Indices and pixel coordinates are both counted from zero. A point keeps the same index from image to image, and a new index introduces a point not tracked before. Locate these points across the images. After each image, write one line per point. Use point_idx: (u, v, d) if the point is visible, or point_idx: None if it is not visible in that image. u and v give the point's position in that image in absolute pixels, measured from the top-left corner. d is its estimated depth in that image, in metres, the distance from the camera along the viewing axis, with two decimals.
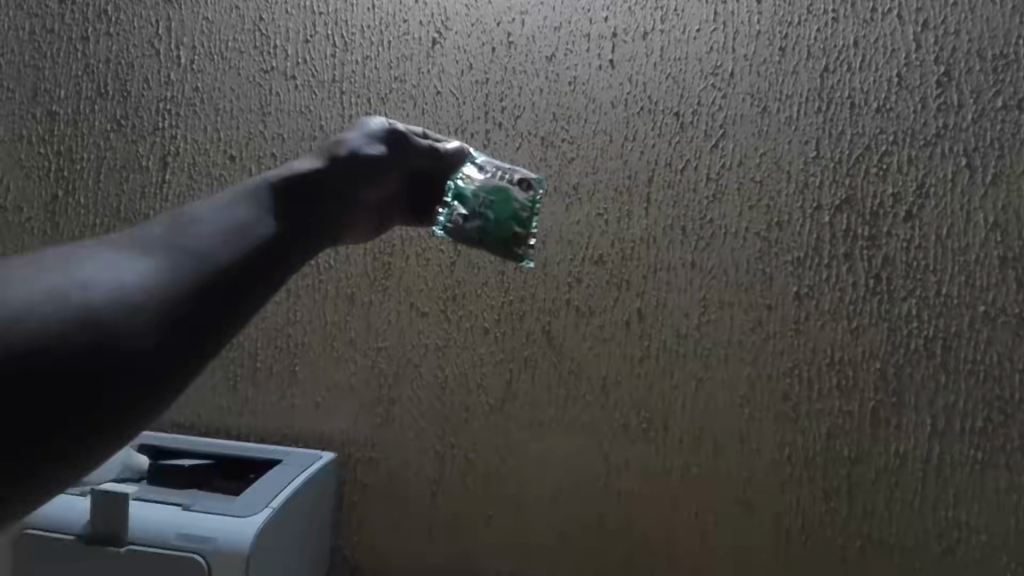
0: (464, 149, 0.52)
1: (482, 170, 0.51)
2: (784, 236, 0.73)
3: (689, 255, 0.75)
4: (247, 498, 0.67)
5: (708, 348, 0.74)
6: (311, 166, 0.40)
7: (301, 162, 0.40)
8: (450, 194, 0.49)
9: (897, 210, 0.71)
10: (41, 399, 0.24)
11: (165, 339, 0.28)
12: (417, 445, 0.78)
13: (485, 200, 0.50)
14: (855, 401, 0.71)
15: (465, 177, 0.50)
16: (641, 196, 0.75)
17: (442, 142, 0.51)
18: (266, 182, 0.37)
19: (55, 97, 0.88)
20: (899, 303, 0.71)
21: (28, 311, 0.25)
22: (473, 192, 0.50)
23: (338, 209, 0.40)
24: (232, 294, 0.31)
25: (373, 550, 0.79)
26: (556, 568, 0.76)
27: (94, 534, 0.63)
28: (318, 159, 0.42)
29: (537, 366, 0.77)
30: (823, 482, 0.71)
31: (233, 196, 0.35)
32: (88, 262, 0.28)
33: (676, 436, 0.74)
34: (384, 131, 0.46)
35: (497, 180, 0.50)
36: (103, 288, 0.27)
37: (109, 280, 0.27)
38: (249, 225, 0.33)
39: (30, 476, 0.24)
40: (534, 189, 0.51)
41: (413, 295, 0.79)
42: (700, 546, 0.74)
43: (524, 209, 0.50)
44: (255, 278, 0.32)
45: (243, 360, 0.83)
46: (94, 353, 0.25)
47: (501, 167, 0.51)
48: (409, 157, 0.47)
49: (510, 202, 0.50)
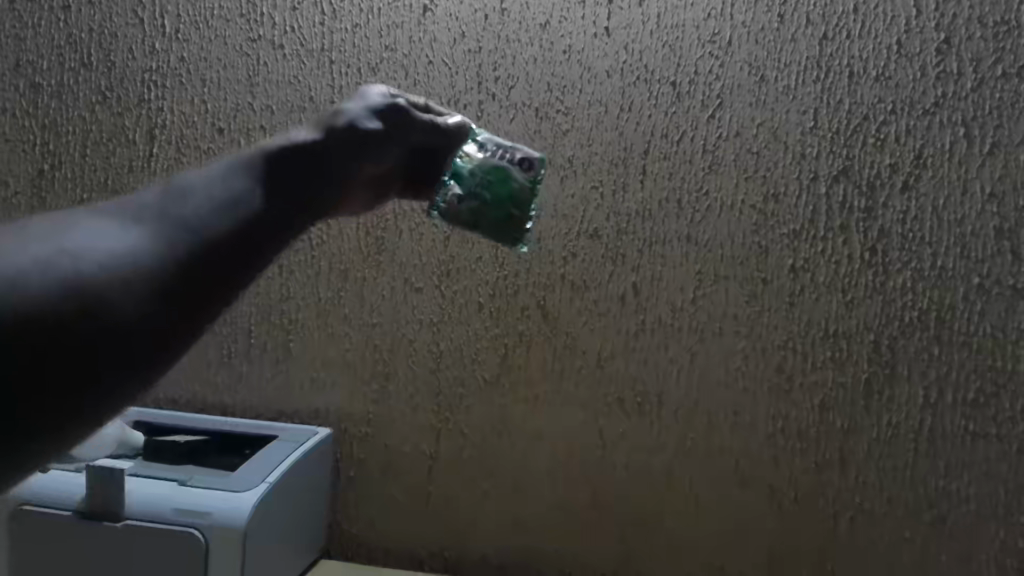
0: (467, 123, 0.51)
1: (481, 147, 0.49)
2: (781, 208, 0.72)
3: (685, 228, 0.74)
4: (243, 473, 0.67)
5: (703, 320, 0.74)
6: (305, 136, 0.39)
7: (298, 136, 0.39)
8: (449, 173, 0.49)
9: (894, 180, 0.70)
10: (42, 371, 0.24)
11: (162, 310, 0.27)
12: (413, 420, 0.78)
13: (485, 180, 0.49)
14: (849, 372, 0.71)
15: (465, 156, 0.49)
16: (638, 168, 0.74)
17: (445, 117, 0.50)
18: (255, 156, 0.35)
19: (38, 69, 0.86)
20: (895, 275, 0.70)
21: (21, 280, 0.24)
22: (473, 172, 0.49)
23: (331, 181, 0.39)
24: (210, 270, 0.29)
25: (370, 524, 0.79)
26: (552, 541, 0.77)
27: (92, 511, 0.64)
28: (313, 130, 0.40)
29: (533, 340, 0.76)
30: (816, 453, 0.72)
31: (221, 170, 0.34)
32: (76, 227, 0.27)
33: (670, 410, 0.74)
34: (386, 103, 0.44)
35: (502, 162, 0.49)
36: (96, 259, 0.27)
37: (99, 250, 0.27)
38: (234, 197, 0.32)
39: (36, 450, 0.25)
40: (536, 168, 0.50)
41: (407, 270, 0.78)
42: (694, 518, 0.74)
43: (524, 190, 0.49)
44: (249, 253, 0.31)
45: (236, 337, 0.82)
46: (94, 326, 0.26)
47: (502, 146, 0.50)
48: (409, 131, 0.46)
49: (510, 183, 0.49)
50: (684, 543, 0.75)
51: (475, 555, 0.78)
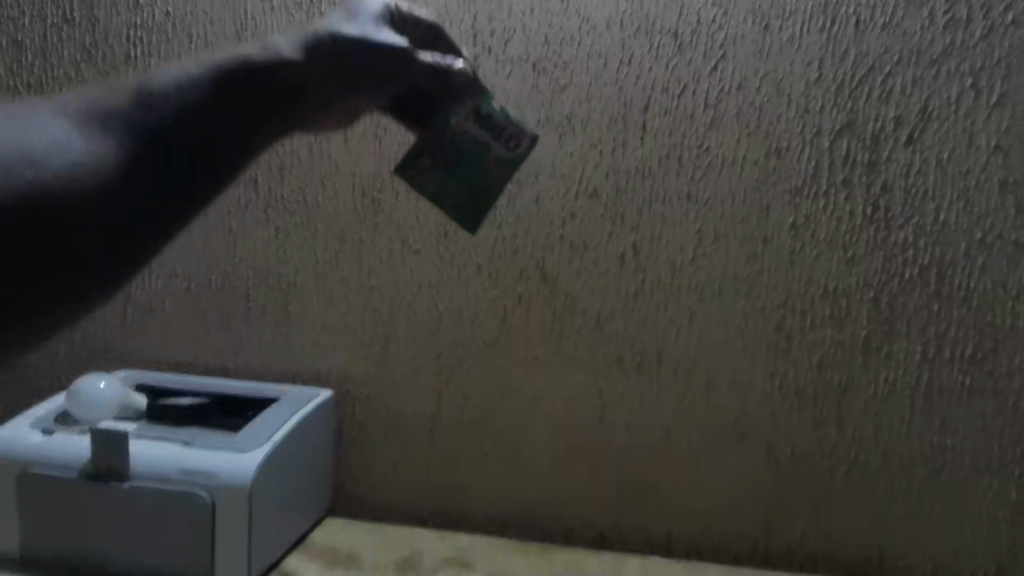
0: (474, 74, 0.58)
1: (474, 123, 0.57)
2: (783, 164, 0.71)
3: (685, 185, 0.73)
4: (247, 434, 0.68)
5: (703, 280, 0.74)
6: (288, 52, 0.44)
7: (281, 51, 0.44)
8: (446, 147, 0.57)
9: (899, 134, 0.68)
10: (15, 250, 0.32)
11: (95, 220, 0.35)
12: (412, 383, 0.78)
13: (474, 157, 0.58)
14: (849, 330, 0.72)
15: (459, 132, 0.57)
16: (638, 124, 0.73)
17: (450, 62, 0.56)
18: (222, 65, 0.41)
19: (19, 25, 0.83)
20: (897, 231, 0.70)
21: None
22: (465, 150, 0.58)
23: (310, 101, 0.46)
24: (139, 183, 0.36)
25: (372, 485, 0.80)
26: (553, 501, 0.77)
27: (97, 476, 0.65)
28: (300, 46, 0.45)
29: (531, 302, 0.76)
30: (813, 411, 0.73)
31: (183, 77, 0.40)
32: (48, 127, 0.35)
33: (669, 370, 0.75)
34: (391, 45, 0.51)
35: (485, 136, 0.58)
36: (55, 151, 0.34)
37: (54, 149, 0.35)
38: (187, 105, 0.39)
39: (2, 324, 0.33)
40: (523, 146, 0.59)
41: (404, 232, 0.77)
42: (692, 476, 0.75)
43: (506, 167, 0.60)
44: (188, 162, 0.38)
45: (235, 301, 0.81)
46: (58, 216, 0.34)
47: (494, 125, 0.58)
48: (407, 73, 0.52)
49: (495, 163, 0.59)
50: (683, 499, 0.76)
51: (477, 513, 0.79)
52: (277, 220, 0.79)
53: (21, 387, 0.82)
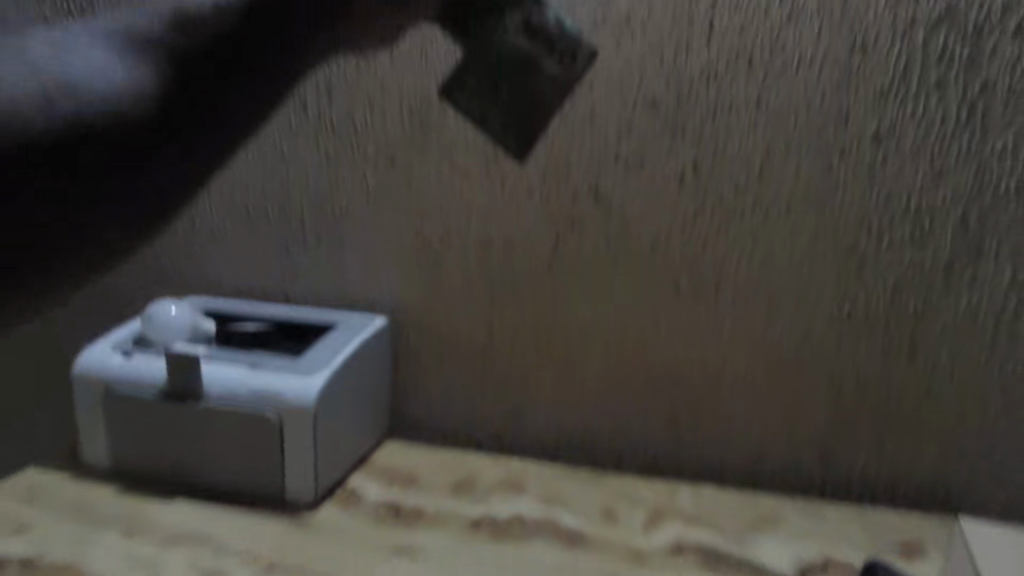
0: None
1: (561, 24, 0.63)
2: (869, 65, 0.64)
3: (755, 92, 0.67)
4: (309, 358, 0.71)
5: (769, 199, 0.69)
6: None
7: None
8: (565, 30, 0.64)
9: (1006, 24, 0.62)
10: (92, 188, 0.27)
11: None
12: (467, 306, 0.78)
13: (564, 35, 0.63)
14: (930, 250, 0.67)
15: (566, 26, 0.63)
16: (705, 23, 0.66)
17: None
18: None
19: None
20: (994, 137, 0.64)
21: None
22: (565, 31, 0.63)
23: None
24: (248, 27, 0.30)
25: (428, 405, 0.81)
26: (604, 423, 0.77)
27: (174, 393, 0.70)
28: None
29: (585, 226, 0.73)
30: (883, 338, 0.69)
31: None
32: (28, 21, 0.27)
33: (729, 297, 0.72)
34: None
35: (535, 46, 0.55)
36: None
37: None
38: None
39: None
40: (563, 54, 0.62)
41: (454, 152, 0.75)
42: (751, 403, 0.73)
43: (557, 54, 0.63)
44: None
45: (290, 227, 0.81)
46: (214, 37, 0.29)
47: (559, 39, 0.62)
48: None
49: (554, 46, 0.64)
50: (738, 434, 0.74)
51: (531, 439, 0.79)
52: (326, 142, 0.78)
53: (105, 304, 0.88)
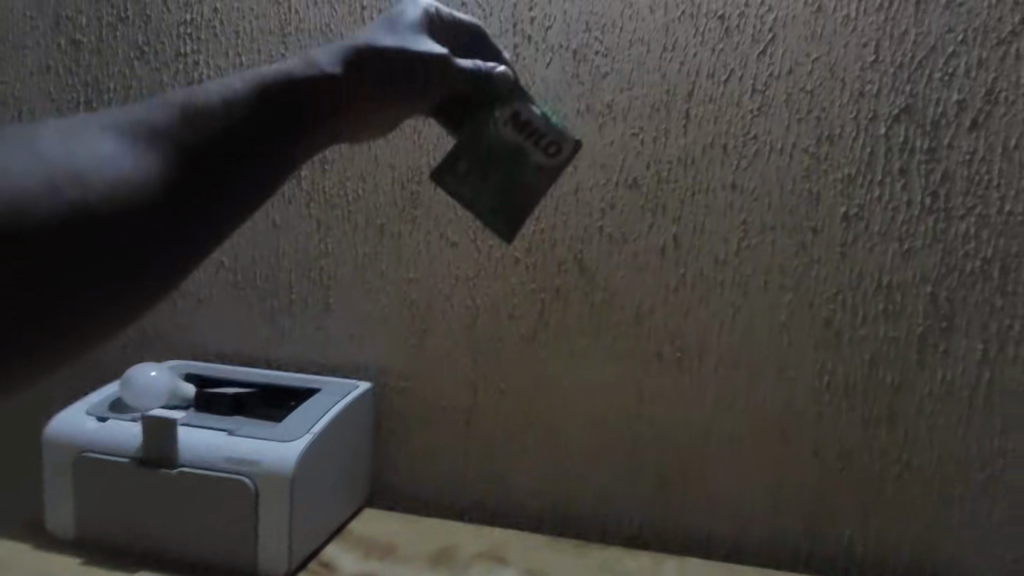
0: (515, 76, 0.57)
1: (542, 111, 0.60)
2: (836, 152, 0.69)
3: (730, 175, 0.71)
4: (290, 423, 0.70)
5: (747, 275, 0.72)
6: (329, 67, 0.44)
7: (329, 62, 0.45)
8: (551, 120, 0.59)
9: (961, 119, 0.66)
10: (102, 249, 0.33)
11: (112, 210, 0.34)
12: (452, 374, 0.78)
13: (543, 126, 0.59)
14: (903, 326, 0.69)
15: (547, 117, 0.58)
16: (682, 111, 0.71)
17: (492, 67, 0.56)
18: (283, 72, 0.42)
19: (77, 25, 0.83)
20: (957, 222, 0.67)
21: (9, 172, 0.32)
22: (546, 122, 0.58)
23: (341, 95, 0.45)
24: (261, 133, 0.40)
25: (412, 473, 0.80)
26: (588, 492, 0.76)
27: (146, 458, 0.68)
28: (332, 56, 0.45)
29: (569, 297, 0.75)
30: (862, 411, 0.70)
31: (237, 80, 0.41)
32: (88, 126, 0.36)
33: (711, 368, 0.73)
34: (420, 22, 0.52)
35: (524, 140, 0.57)
36: (98, 155, 0.35)
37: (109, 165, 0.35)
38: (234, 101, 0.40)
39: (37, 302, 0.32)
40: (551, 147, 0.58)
41: (443, 225, 0.77)
42: (736, 472, 0.73)
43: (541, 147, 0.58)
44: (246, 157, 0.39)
45: (279, 293, 0.82)
46: (222, 132, 0.39)
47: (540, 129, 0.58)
48: (448, 83, 0.52)
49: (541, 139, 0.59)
50: (723, 504, 0.74)
51: (515, 507, 0.78)
52: (319, 213, 0.80)
53: (86, 366, 0.87)
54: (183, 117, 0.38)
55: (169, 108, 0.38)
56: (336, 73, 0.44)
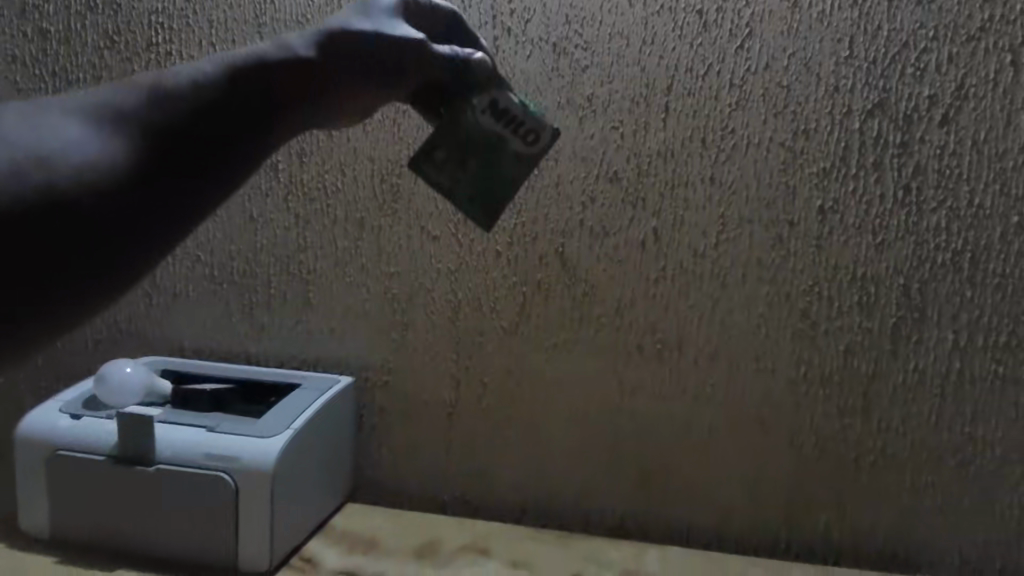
0: (493, 65, 0.57)
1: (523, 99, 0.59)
2: (811, 145, 0.70)
3: (709, 168, 0.71)
4: (269, 419, 0.69)
5: (725, 267, 0.72)
6: (302, 52, 0.44)
7: (302, 48, 0.44)
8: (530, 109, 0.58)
9: (932, 114, 0.67)
10: (79, 240, 0.33)
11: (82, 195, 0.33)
12: (433, 368, 0.78)
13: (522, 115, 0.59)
14: (877, 317, 0.70)
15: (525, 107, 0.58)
16: (661, 105, 0.71)
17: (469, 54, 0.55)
18: (254, 56, 0.41)
19: (45, 14, 0.81)
20: (929, 214, 0.69)
21: None
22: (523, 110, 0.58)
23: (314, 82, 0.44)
24: (232, 119, 0.39)
25: (394, 468, 0.80)
26: (570, 485, 0.77)
27: (121, 456, 0.67)
28: (305, 41, 0.44)
29: (550, 290, 0.75)
30: (838, 401, 0.72)
31: (206, 63, 0.40)
32: (52, 109, 0.35)
33: (691, 359, 0.74)
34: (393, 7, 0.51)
35: (501, 128, 0.57)
36: (65, 140, 0.34)
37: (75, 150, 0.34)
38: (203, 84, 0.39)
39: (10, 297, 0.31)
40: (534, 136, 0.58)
41: (423, 218, 0.76)
42: (715, 462, 0.74)
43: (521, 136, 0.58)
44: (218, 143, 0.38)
45: (257, 287, 0.81)
46: (192, 116, 0.38)
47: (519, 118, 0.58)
48: (425, 69, 0.51)
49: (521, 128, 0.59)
50: (703, 493, 0.75)
51: (497, 500, 0.78)
52: (297, 206, 0.79)
53: (59, 362, 0.85)
54: (152, 101, 0.37)
55: (138, 92, 0.38)
56: (309, 58, 0.44)
